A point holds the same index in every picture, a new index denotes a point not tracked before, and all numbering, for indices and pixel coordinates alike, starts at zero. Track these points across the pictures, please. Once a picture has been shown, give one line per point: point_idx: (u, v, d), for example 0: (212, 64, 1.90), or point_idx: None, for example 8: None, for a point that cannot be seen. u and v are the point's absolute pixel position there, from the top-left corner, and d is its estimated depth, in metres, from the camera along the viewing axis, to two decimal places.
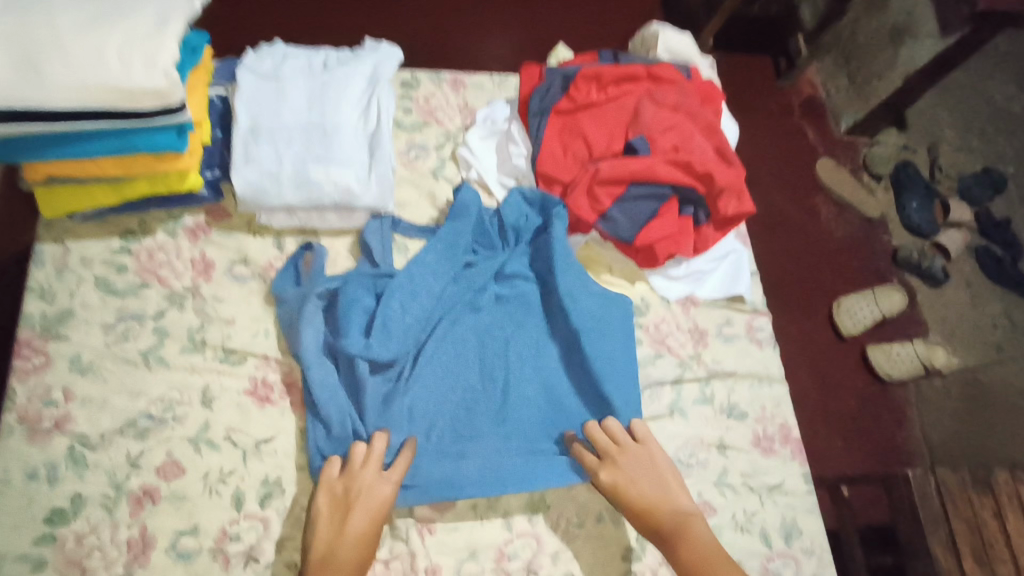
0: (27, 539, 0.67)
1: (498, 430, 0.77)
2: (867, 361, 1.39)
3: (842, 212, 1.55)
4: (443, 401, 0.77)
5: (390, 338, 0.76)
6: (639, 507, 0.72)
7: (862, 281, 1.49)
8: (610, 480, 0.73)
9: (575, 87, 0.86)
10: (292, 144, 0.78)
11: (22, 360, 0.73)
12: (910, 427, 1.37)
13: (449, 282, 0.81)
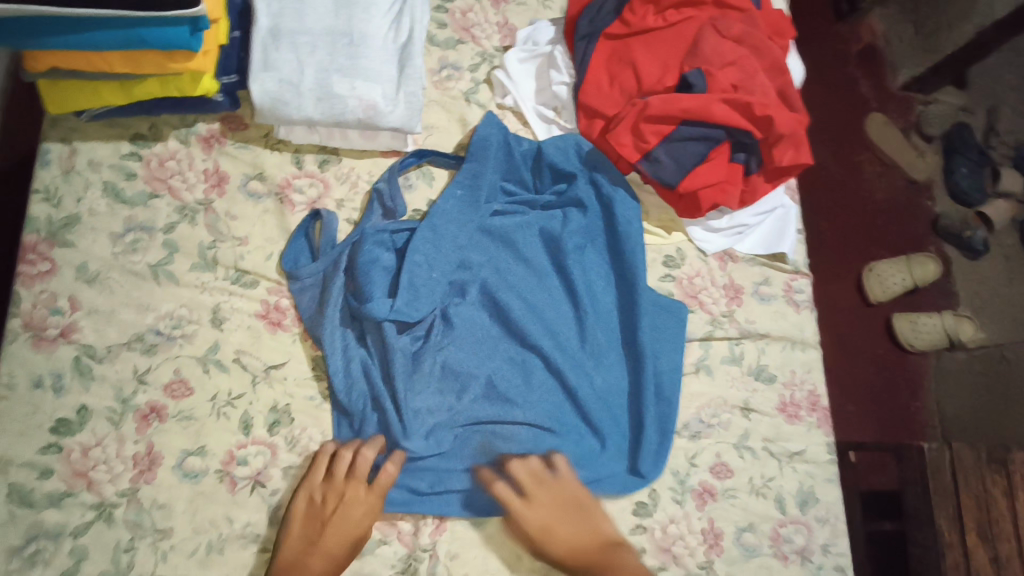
0: (33, 446, 0.66)
1: (533, 396, 0.75)
2: (890, 328, 1.34)
3: (887, 172, 1.46)
4: (477, 363, 0.74)
5: (418, 297, 0.73)
6: (564, 551, 0.69)
7: (900, 246, 1.41)
8: (534, 525, 0.70)
9: (630, 10, 0.78)
10: (316, 51, 0.71)
11: (27, 266, 0.70)
12: (925, 397, 1.33)
13: (475, 232, 0.78)
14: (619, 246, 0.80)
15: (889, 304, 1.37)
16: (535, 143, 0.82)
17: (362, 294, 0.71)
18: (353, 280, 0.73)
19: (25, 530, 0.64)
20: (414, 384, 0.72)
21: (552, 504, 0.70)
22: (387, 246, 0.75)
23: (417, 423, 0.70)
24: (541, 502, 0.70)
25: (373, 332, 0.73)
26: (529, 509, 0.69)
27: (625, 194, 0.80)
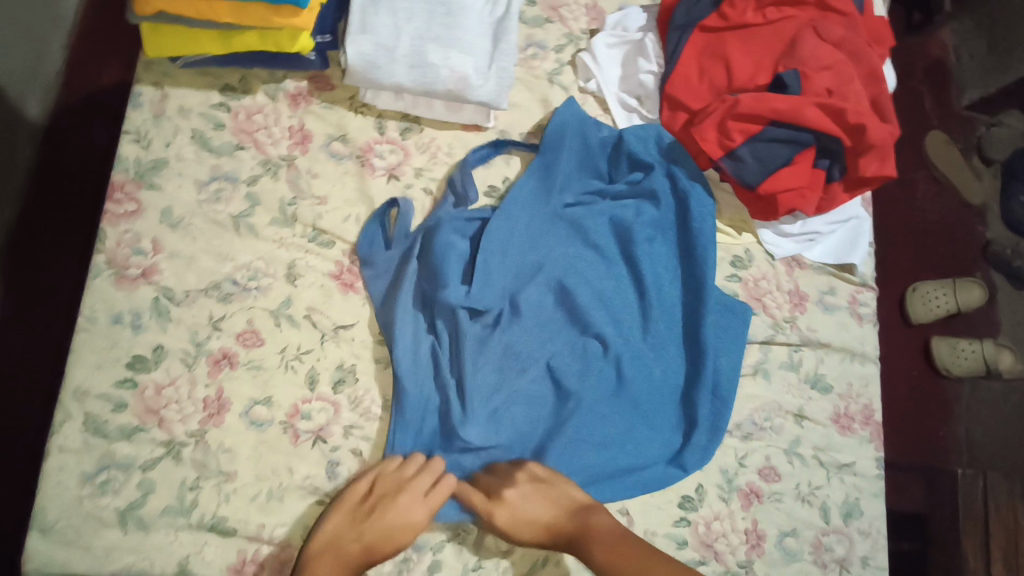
0: (109, 380, 0.68)
1: (593, 389, 0.75)
2: (929, 352, 1.31)
3: (940, 192, 1.42)
4: (541, 353, 0.75)
5: (490, 284, 0.73)
6: (535, 532, 0.68)
7: (947, 268, 1.37)
8: (502, 518, 0.67)
9: (729, 3, 0.78)
10: (414, 19, 0.71)
11: (114, 204, 0.72)
12: (956, 423, 1.29)
13: (548, 222, 0.78)
14: (690, 242, 0.79)
15: (929, 326, 1.34)
16: (615, 130, 0.82)
17: (438, 278, 0.72)
18: (427, 264, 0.73)
19: (98, 459, 0.66)
20: (481, 366, 0.73)
21: (516, 491, 0.67)
22: (462, 233, 0.76)
23: (479, 408, 0.71)
24: (507, 495, 0.67)
25: (444, 317, 0.73)
26: (494, 506, 0.67)
27: (701, 190, 0.80)
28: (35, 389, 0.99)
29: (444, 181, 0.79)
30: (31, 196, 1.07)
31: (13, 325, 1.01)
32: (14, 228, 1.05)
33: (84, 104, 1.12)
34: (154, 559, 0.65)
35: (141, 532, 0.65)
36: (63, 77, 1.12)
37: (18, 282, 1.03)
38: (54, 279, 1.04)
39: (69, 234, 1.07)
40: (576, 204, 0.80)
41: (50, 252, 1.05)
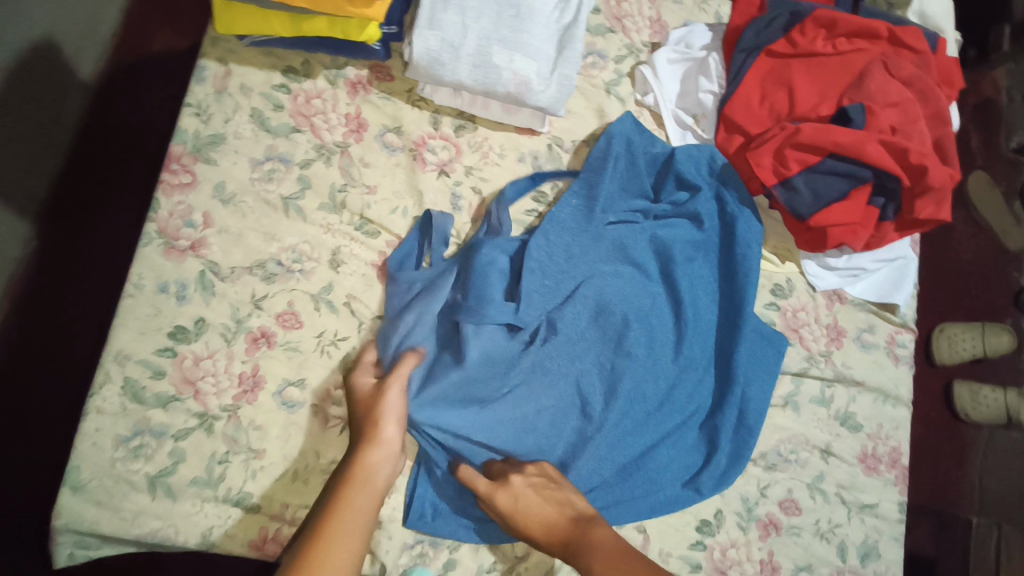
0: (151, 347, 0.69)
1: (619, 411, 0.74)
2: (949, 394, 1.29)
3: (977, 235, 1.40)
4: (571, 371, 0.74)
5: (529, 301, 0.73)
6: (537, 530, 0.66)
7: (974, 312, 1.35)
8: (504, 504, 0.66)
9: (800, 30, 0.77)
10: (482, 18, 0.71)
11: (170, 175, 0.72)
12: (970, 470, 1.26)
13: (590, 240, 0.77)
14: (734, 264, 0.79)
15: (952, 369, 1.33)
16: (668, 147, 0.81)
17: (481, 295, 0.71)
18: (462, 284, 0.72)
19: (133, 423, 0.67)
20: (512, 383, 0.72)
21: (519, 480, 0.67)
22: (501, 250, 0.75)
23: (506, 419, 0.71)
24: (512, 482, 0.67)
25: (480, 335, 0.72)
26: (498, 491, 0.66)
27: (749, 215, 0.80)
28: (78, 341, 1.02)
29: (484, 189, 0.79)
30: (76, 150, 1.10)
31: (52, 277, 1.04)
32: (60, 180, 1.07)
33: (135, 68, 1.15)
34: (178, 527, 0.66)
35: (169, 499, 0.66)
36: (115, 41, 1.16)
37: (58, 236, 1.06)
38: (100, 236, 1.07)
39: (119, 195, 1.10)
40: (618, 223, 0.79)
41: (93, 209, 1.08)
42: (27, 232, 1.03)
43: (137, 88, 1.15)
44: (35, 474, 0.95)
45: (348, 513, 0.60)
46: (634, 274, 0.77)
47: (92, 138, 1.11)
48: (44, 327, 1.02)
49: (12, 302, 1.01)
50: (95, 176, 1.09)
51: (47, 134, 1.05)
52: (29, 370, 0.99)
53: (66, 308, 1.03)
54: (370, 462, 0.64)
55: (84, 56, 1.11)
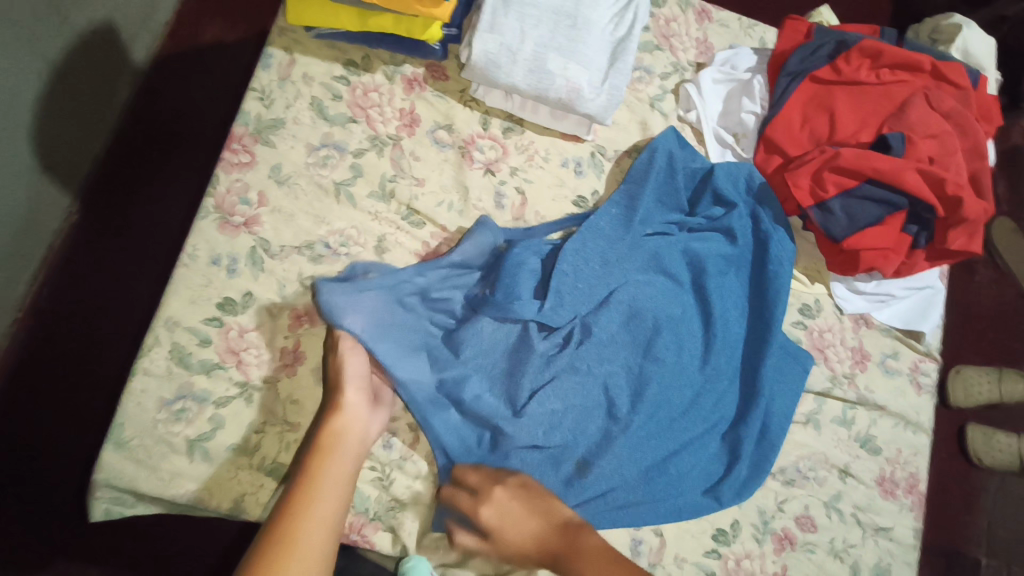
0: (199, 316, 0.72)
1: (643, 413, 0.76)
2: (961, 437, 1.28)
3: (1000, 279, 1.40)
4: (600, 371, 0.75)
5: (562, 302, 0.75)
6: (524, 540, 0.66)
7: (991, 354, 1.35)
8: (488, 517, 0.66)
9: (845, 58, 0.79)
10: (540, 26, 0.74)
11: (230, 154, 0.76)
12: (977, 514, 1.25)
13: (625, 248, 0.79)
14: (765, 282, 0.80)
15: (965, 410, 1.31)
16: (707, 163, 0.83)
17: (510, 293, 0.73)
18: (493, 282, 0.75)
19: (177, 387, 0.70)
20: (543, 379, 0.74)
21: (502, 494, 0.67)
22: (534, 252, 0.77)
23: (535, 414, 0.72)
24: (496, 495, 0.67)
25: (516, 329, 0.75)
26: (480, 505, 0.67)
27: (782, 234, 0.81)
28: (107, 319, 1.08)
29: (521, 194, 0.80)
30: (121, 130, 1.18)
31: (87, 249, 1.11)
32: (104, 159, 1.16)
33: (185, 53, 1.25)
34: (211, 491, 0.68)
35: (206, 463, 0.69)
36: (167, 29, 1.25)
37: (96, 211, 1.13)
38: (135, 218, 1.15)
39: (158, 183, 1.17)
40: (654, 235, 0.81)
41: (131, 188, 1.16)
42: (69, 206, 1.11)
43: (186, 73, 1.24)
44: (70, 438, 1.01)
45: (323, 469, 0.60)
46: (665, 282, 0.80)
47: (137, 124, 1.19)
48: (80, 297, 1.08)
49: (51, 271, 1.08)
50: (137, 159, 1.17)
51: (99, 113, 1.12)
52: (60, 339, 1.05)
53: (100, 283, 1.09)
54: (344, 422, 0.64)
55: (138, 43, 1.18)
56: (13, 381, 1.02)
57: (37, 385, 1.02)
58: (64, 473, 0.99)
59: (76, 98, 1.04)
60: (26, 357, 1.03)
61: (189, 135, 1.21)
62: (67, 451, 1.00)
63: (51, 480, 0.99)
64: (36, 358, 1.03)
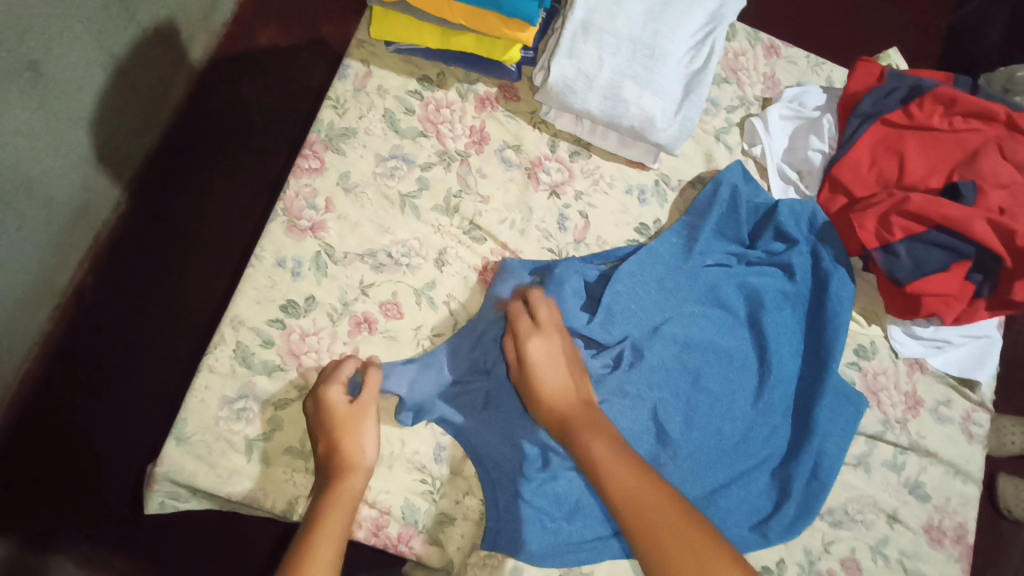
0: (263, 317, 0.73)
1: (689, 439, 0.76)
2: (992, 487, 1.26)
3: None
4: (653, 397, 0.75)
5: (613, 321, 0.76)
6: (549, 393, 0.66)
7: None
8: (536, 352, 0.67)
9: (918, 103, 0.79)
10: (618, 55, 0.74)
11: (302, 159, 0.76)
12: (1005, 567, 1.23)
13: (683, 277, 0.79)
14: (823, 321, 0.80)
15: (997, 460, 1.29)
16: (770, 198, 0.83)
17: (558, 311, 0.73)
18: None
19: (239, 387, 0.71)
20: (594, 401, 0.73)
21: (557, 341, 0.69)
22: (581, 274, 0.77)
23: None
24: (550, 336, 0.69)
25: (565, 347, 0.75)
26: (534, 335, 0.68)
27: (843, 273, 0.81)
28: (151, 307, 1.19)
29: (584, 219, 0.81)
30: (173, 128, 1.30)
31: (133, 240, 1.22)
32: (156, 153, 1.28)
33: (238, 55, 1.37)
34: (267, 491, 0.69)
35: (263, 463, 0.70)
36: (225, 29, 1.38)
37: (145, 204, 1.25)
38: (182, 213, 1.26)
39: (202, 181, 1.29)
40: (713, 266, 0.81)
41: (176, 186, 1.27)
42: (119, 197, 1.22)
43: (238, 74, 1.36)
44: (106, 412, 1.12)
45: (329, 532, 0.59)
46: (719, 315, 0.80)
47: (191, 128, 1.31)
48: (126, 283, 1.20)
49: (103, 255, 1.20)
50: (185, 155, 1.29)
51: (154, 110, 1.24)
52: (101, 324, 1.16)
53: (143, 272, 1.21)
54: (349, 488, 0.64)
55: (195, 42, 1.30)
56: (58, 361, 1.13)
57: (80, 366, 1.14)
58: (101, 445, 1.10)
59: (133, 97, 1.16)
60: (73, 334, 1.15)
61: (235, 138, 1.33)
62: (101, 428, 1.11)
63: (87, 452, 1.10)
64: (83, 336, 1.15)
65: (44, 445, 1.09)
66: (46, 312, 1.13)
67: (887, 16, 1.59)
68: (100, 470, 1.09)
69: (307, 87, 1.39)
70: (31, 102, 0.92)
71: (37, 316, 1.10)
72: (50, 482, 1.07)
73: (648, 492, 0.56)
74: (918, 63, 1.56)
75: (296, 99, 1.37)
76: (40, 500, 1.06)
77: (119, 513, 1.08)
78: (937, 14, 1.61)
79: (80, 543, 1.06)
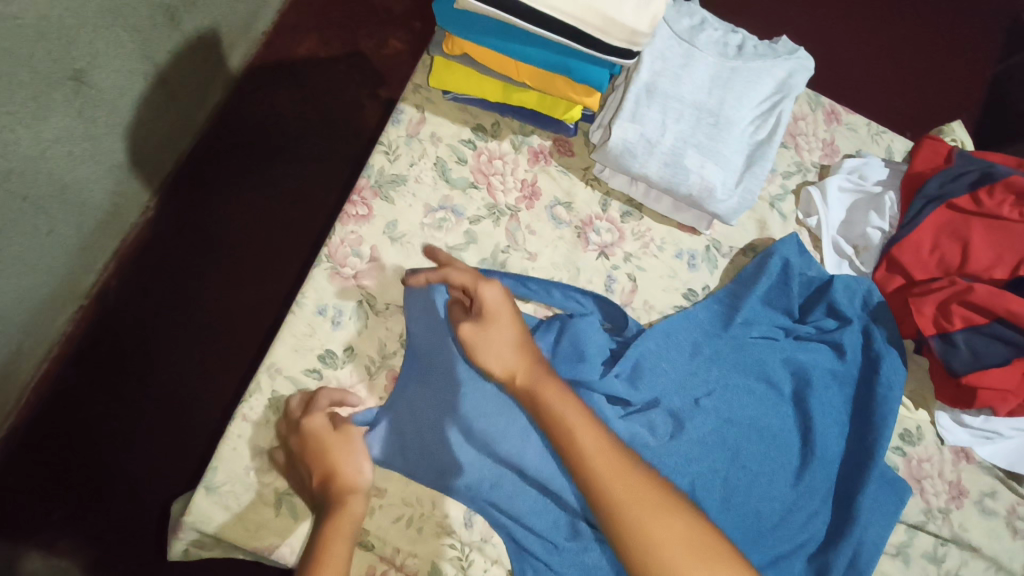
0: (301, 366, 0.71)
1: (726, 517, 0.72)
2: None
3: None
4: (691, 471, 0.72)
5: (641, 381, 0.73)
6: (500, 355, 0.62)
7: None
8: (488, 305, 0.64)
9: (988, 191, 0.77)
10: (681, 121, 0.73)
11: (351, 205, 0.75)
12: None
13: (727, 348, 0.77)
14: (870, 404, 0.78)
15: None
16: (824, 273, 0.81)
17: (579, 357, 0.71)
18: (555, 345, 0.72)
19: (272, 437, 0.69)
20: None
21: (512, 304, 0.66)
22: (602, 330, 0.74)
23: None
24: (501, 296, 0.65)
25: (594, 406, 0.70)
26: (485, 287, 0.66)
27: (895, 356, 0.79)
28: (173, 316, 1.18)
29: (631, 282, 0.79)
30: (209, 138, 1.30)
31: (160, 247, 1.21)
32: (189, 162, 1.27)
33: (280, 66, 1.36)
34: (293, 547, 0.67)
35: (292, 519, 0.68)
36: (266, 38, 1.37)
37: (173, 210, 1.24)
38: (210, 223, 1.25)
39: (233, 193, 1.27)
40: (759, 339, 0.79)
41: (206, 195, 1.26)
42: (149, 203, 1.21)
43: (278, 86, 1.35)
44: (121, 421, 1.10)
45: (328, 562, 0.56)
46: (764, 391, 0.78)
47: (225, 138, 1.30)
48: (149, 291, 1.18)
49: (128, 261, 1.19)
50: (217, 165, 1.28)
51: (190, 117, 1.23)
52: (122, 330, 1.15)
53: (167, 280, 1.19)
54: (350, 515, 0.61)
55: (236, 51, 1.29)
56: (77, 365, 1.12)
57: (99, 372, 1.12)
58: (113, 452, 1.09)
59: (171, 104, 1.15)
60: (93, 338, 1.14)
61: (270, 149, 1.31)
62: (116, 436, 1.10)
63: (98, 459, 1.08)
64: (103, 342, 1.14)
65: (56, 450, 1.07)
66: (67, 313, 1.12)
67: (932, 63, 1.56)
68: (111, 479, 1.07)
69: (348, 104, 1.37)
70: (72, 110, 0.90)
71: (58, 317, 1.09)
72: (60, 487, 1.05)
73: (593, 441, 0.55)
74: (961, 113, 1.53)
75: (332, 116, 1.35)
76: (50, 505, 1.04)
77: (128, 524, 1.06)
78: (983, 66, 1.58)
79: (87, 551, 1.04)
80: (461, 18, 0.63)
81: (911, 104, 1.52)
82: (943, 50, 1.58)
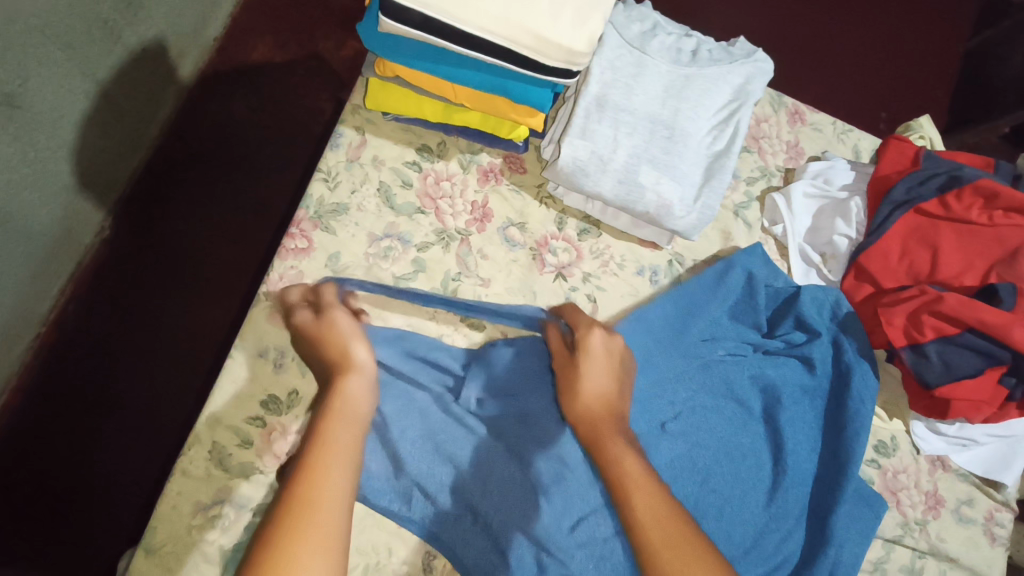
0: (242, 414, 0.67)
1: None
2: None
3: None
4: None
5: None
6: (594, 401, 0.62)
7: None
8: (589, 343, 0.65)
9: (957, 195, 0.74)
10: (635, 135, 0.68)
11: (288, 239, 0.70)
12: None
13: (696, 367, 0.74)
14: (843, 418, 0.75)
15: None
16: (791, 284, 0.78)
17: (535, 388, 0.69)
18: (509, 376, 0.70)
19: (215, 491, 0.65)
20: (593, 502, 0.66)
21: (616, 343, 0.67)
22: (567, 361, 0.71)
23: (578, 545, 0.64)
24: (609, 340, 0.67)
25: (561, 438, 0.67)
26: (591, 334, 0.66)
27: (867, 369, 0.76)
28: (134, 339, 1.12)
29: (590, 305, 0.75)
30: (161, 151, 1.23)
31: (115, 269, 1.14)
32: (142, 175, 1.20)
33: (231, 73, 1.29)
34: None
35: None
36: (217, 43, 1.30)
37: (126, 227, 1.17)
38: (166, 240, 1.19)
39: (188, 208, 1.21)
40: (725, 357, 0.76)
41: (160, 211, 1.20)
42: (104, 223, 1.14)
43: (230, 94, 1.29)
44: (83, 454, 1.04)
45: (329, 438, 0.51)
46: (734, 408, 0.75)
47: (179, 150, 1.24)
48: (105, 316, 1.12)
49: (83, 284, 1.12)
50: (171, 179, 1.22)
51: (142, 130, 1.17)
52: (80, 356, 1.09)
53: (123, 304, 1.13)
54: (345, 391, 0.56)
55: (186, 58, 1.22)
56: (35, 398, 1.05)
57: (57, 402, 1.05)
58: (78, 487, 1.03)
59: (119, 119, 1.08)
60: (49, 368, 1.07)
61: (226, 160, 1.26)
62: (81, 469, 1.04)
63: (60, 496, 1.02)
64: (58, 372, 1.07)
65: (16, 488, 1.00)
66: (24, 343, 1.04)
67: (903, 43, 1.53)
68: (76, 514, 1.02)
69: (305, 110, 1.31)
70: (6, 136, 0.83)
71: (15, 348, 1.02)
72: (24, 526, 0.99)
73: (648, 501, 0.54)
74: (932, 91, 1.50)
75: (289, 123, 1.29)
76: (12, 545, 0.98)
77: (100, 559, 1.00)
78: (954, 43, 1.55)
79: None
80: (388, 41, 0.59)
81: (879, 85, 1.48)
82: (911, 27, 1.54)
